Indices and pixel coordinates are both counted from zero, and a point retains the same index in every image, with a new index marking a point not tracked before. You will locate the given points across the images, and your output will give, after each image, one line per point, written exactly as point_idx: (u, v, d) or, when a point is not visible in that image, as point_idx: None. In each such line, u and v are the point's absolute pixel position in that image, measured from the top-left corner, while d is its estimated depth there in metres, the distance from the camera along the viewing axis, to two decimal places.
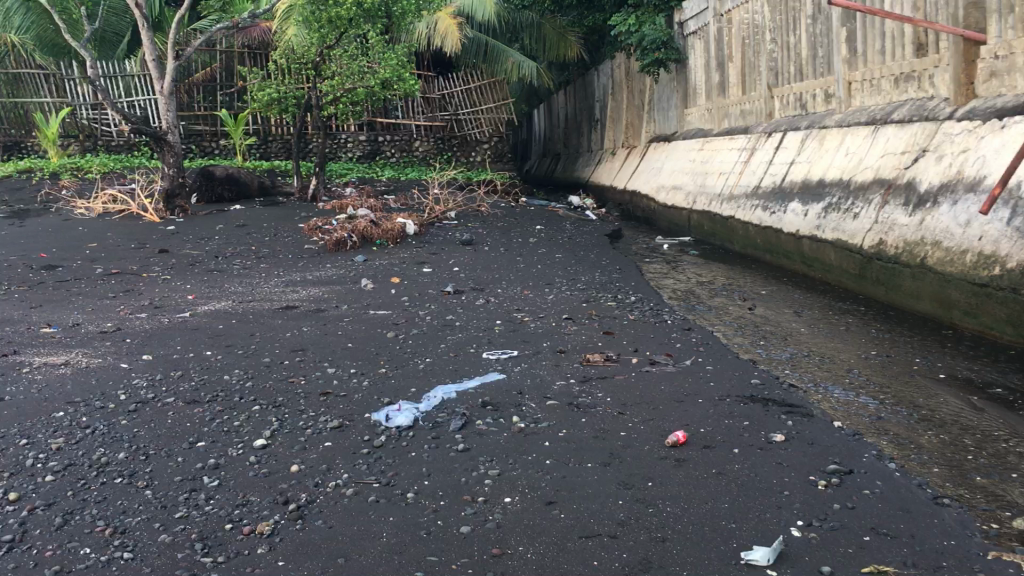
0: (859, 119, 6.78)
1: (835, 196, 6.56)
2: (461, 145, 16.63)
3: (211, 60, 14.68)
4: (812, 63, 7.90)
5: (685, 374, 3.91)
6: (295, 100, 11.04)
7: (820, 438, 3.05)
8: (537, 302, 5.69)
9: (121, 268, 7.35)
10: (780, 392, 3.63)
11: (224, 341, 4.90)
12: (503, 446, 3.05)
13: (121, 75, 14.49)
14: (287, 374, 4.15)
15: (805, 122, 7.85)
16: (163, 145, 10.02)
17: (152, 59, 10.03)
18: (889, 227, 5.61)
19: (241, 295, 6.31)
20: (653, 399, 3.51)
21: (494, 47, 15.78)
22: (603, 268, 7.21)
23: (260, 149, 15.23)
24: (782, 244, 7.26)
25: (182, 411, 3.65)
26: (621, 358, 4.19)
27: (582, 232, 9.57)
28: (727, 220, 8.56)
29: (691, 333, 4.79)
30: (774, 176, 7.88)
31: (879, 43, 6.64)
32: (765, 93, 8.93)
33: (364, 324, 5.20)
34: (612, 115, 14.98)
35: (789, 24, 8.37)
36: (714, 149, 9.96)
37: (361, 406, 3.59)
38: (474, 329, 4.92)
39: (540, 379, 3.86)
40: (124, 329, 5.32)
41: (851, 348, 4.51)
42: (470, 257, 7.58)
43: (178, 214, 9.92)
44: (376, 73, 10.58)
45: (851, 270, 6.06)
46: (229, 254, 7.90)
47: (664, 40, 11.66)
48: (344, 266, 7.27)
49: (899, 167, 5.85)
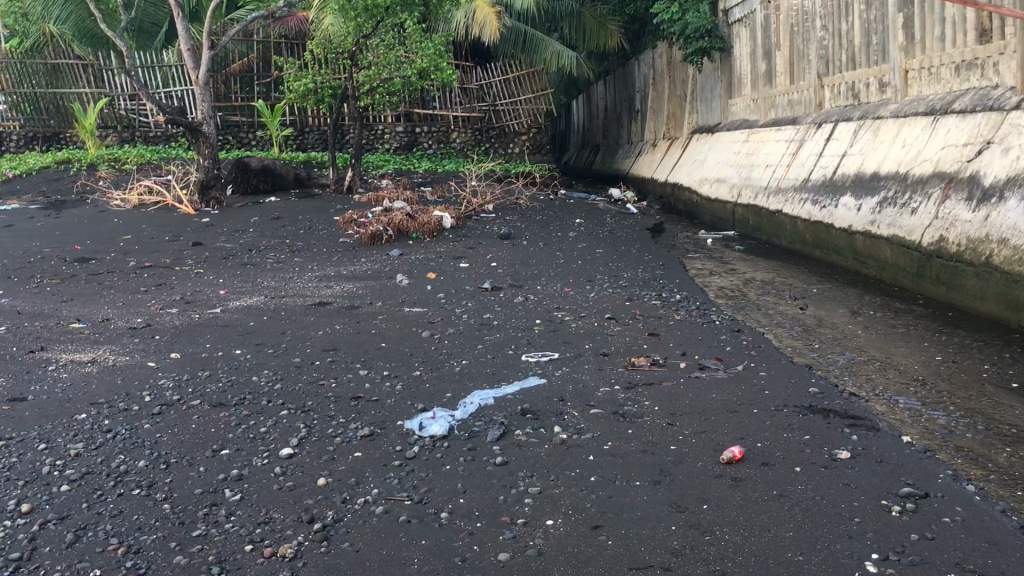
0: (917, 109, 6.46)
1: (890, 190, 6.26)
2: (499, 137, 16.40)
3: (248, 50, 14.65)
4: (865, 51, 7.58)
5: (736, 380, 3.67)
6: (329, 92, 10.82)
7: (889, 456, 2.79)
8: (578, 300, 5.48)
9: (154, 261, 7.25)
10: (841, 402, 3.38)
11: (255, 340, 4.74)
12: (543, 460, 2.83)
13: (158, 66, 14.61)
14: (318, 376, 3.97)
15: (857, 112, 7.54)
16: (198, 137, 9.94)
17: (188, 48, 9.90)
18: (951, 222, 5.31)
19: (274, 290, 6.16)
20: (704, 408, 3.28)
21: (533, 36, 15.41)
22: (646, 264, 6.97)
23: (297, 141, 15.16)
24: (833, 240, 6.97)
25: (207, 416, 3.49)
26: (668, 362, 3.96)
27: (622, 225, 9.32)
28: (774, 214, 8.26)
29: (742, 335, 4.54)
30: (824, 168, 7.58)
31: (938, 29, 6.33)
32: (815, 83, 8.62)
33: (398, 322, 5.02)
34: (653, 107, 14.69)
35: (841, 10, 8.06)
36: (759, 141, 9.66)
37: (394, 412, 3.40)
38: (513, 328, 4.71)
39: (583, 385, 3.64)
40: (154, 325, 5.18)
41: (914, 354, 4.24)
42: (507, 252, 7.38)
43: (212, 206, 9.75)
44: (413, 62, 10.48)
45: (908, 269, 5.77)
46: (263, 247, 7.78)
47: (708, 29, 11.37)
48: (379, 260, 7.11)
49: (962, 160, 5.54)
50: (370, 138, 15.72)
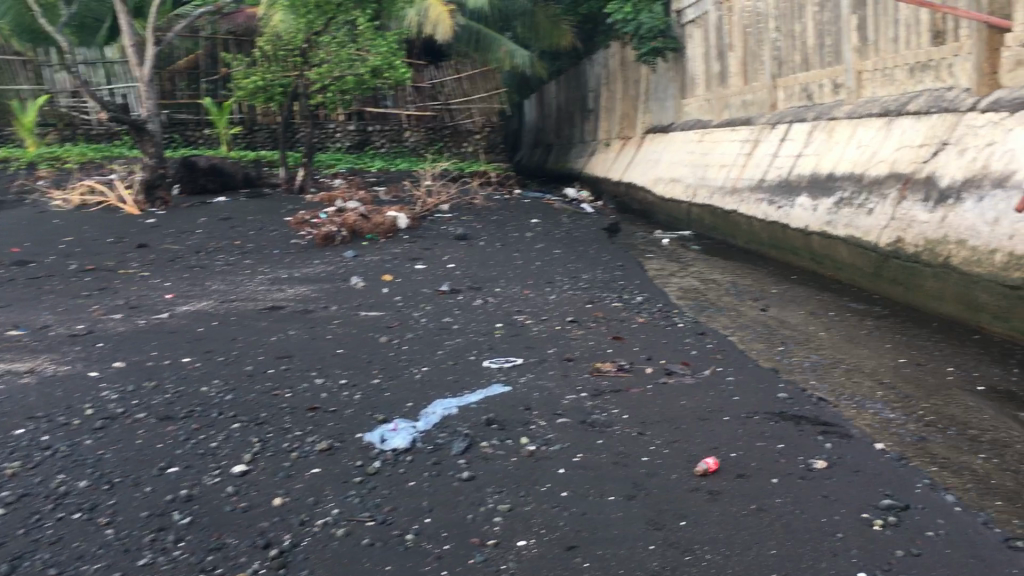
0: (872, 110, 6.46)
1: (846, 190, 6.24)
2: (452, 136, 16.23)
3: (194, 47, 14.26)
4: (818, 52, 7.58)
5: (703, 386, 3.59)
6: (281, 89, 10.51)
7: (864, 465, 2.73)
8: (539, 302, 5.37)
9: (96, 263, 6.99)
10: (812, 407, 3.31)
11: (205, 347, 4.56)
12: (511, 474, 2.72)
13: (101, 63, 14.29)
14: (272, 385, 3.81)
15: (812, 113, 7.54)
16: (143, 135, 9.64)
17: (132, 45, 9.59)
18: (908, 223, 5.28)
19: (224, 294, 5.96)
20: (673, 416, 3.19)
21: (487, 35, 15.41)
22: (605, 265, 6.89)
23: (246, 139, 14.84)
24: (789, 240, 6.95)
25: (154, 430, 3.32)
26: (634, 367, 3.87)
27: (579, 225, 9.23)
28: (730, 214, 8.24)
29: (706, 338, 4.47)
30: (780, 169, 7.58)
31: (892, 31, 6.34)
32: (768, 84, 8.61)
33: (354, 327, 4.86)
34: (606, 106, 14.66)
35: (794, 12, 8.07)
36: (713, 141, 9.64)
37: (353, 424, 3.26)
38: (473, 333, 4.59)
39: (549, 393, 3.53)
40: (96, 332, 4.96)
41: (878, 356, 4.21)
42: (464, 253, 7.24)
43: (158, 206, 9.53)
44: (367, 61, 10.40)
45: (866, 270, 5.76)
46: (212, 249, 7.55)
47: (661, 28, 11.29)
48: (333, 262, 6.93)
49: (917, 161, 5.53)
50: (321, 136, 15.49)
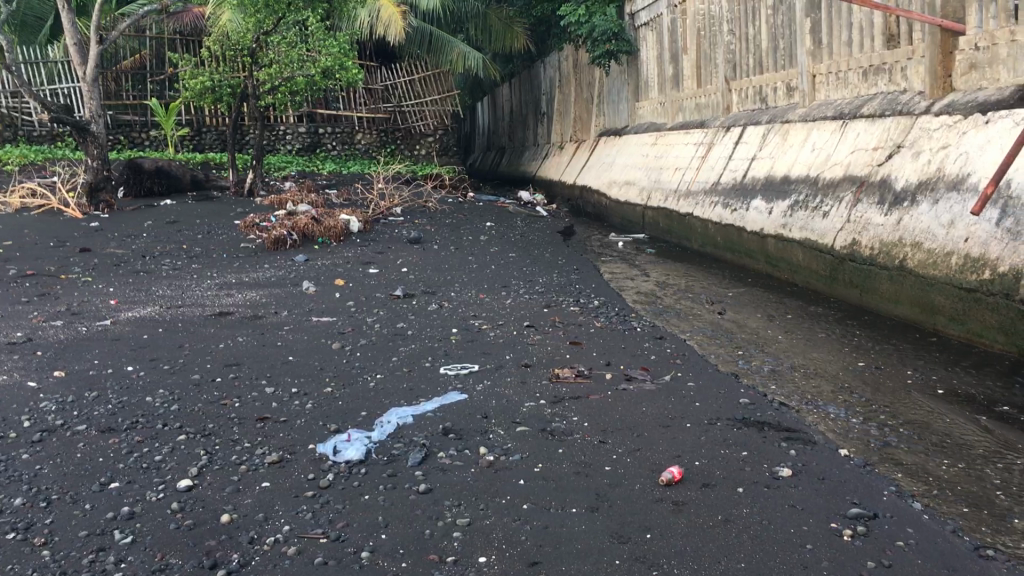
0: (826, 113, 6.49)
1: (801, 193, 6.26)
2: (405, 139, 16.07)
3: (140, 47, 14.01)
4: (772, 56, 7.61)
5: (664, 392, 3.53)
6: (229, 91, 10.37)
7: (830, 473, 2.68)
8: (494, 307, 5.28)
9: (37, 268, 6.74)
10: (774, 413, 3.27)
11: (149, 355, 4.39)
12: (470, 486, 2.63)
13: (42, 62, 13.67)
14: (219, 395, 3.66)
15: (766, 116, 7.56)
16: (86, 137, 9.34)
17: (74, 43, 9.30)
18: (863, 226, 5.30)
19: (170, 300, 5.78)
20: (635, 424, 3.12)
21: (439, 37, 15.34)
22: (560, 268, 6.83)
23: (193, 141, 14.55)
24: (744, 243, 6.95)
25: (94, 443, 3.16)
26: (593, 373, 3.80)
27: (533, 228, 9.16)
28: (684, 217, 8.24)
29: (665, 343, 4.42)
30: (734, 172, 7.58)
31: (845, 34, 6.37)
32: (722, 86, 8.64)
33: (306, 333, 4.73)
34: (559, 109, 14.64)
35: (747, 15, 8.09)
36: (668, 144, 9.64)
37: (304, 435, 3.14)
38: (428, 339, 4.49)
39: (507, 400, 3.44)
40: (35, 340, 4.76)
41: (837, 360, 4.19)
42: (418, 257, 7.14)
43: (102, 209, 9.22)
44: (316, 61, 10.14)
45: (821, 272, 5.76)
46: (158, 253, 7.35)
47: (615, 31, 11.26)
48: (283, 266, 6.77)
49: (872, 164, 5.56)
50: (271, 138, 15.04)
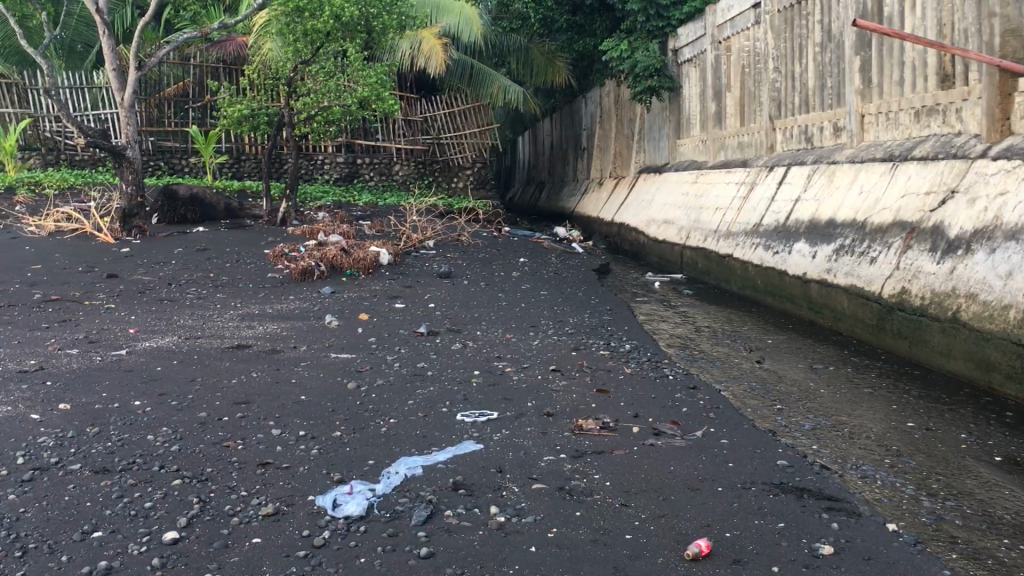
0: (875, 155, 6.22)
1: (848, 237, 5.98)
2: (443, 171, 15.99)
3: (183, 75, 14.10)
4: (819, 94, 7.37)
5: (694, 449, 3.28)
6: (266, 118, 10.34)
7: (877, 552, 2.42)
8: (520, 348, 5.06)
9: (62, 293, 6.67)
10: (814, 478, 3.00)
11: (159, 388, 4.22)
12: (477, 552, 2.41)
13: (86, 88, 13.80)
14: (223, 436, 3.47)
15: (811, 157, 7.31)
16: (122, 162, 9.32)
17: (113, 69, 9.28)
18: (913, 274, 5.02)
19: (189, 330, 5.64)
20: (661, 485, 2.87)
21: (480, 70, 15.32)
22: (593, 308, 6.60)
23: (232, 169, 14.58)
24: (786, 288, 6.66)
25: (84, 485, 2.98)
26: (619, 425, 3.55)
27: (567, 266, 8.95)
28: (724, 259, 7.97)
29: (698, 394, 4.16)
30: (777, 214, 7.32)
31: (897, 73, 6.13)
32: (766, 125, 8.39)
33: (322, 370, 4.54)
34: (599, 145, 14.47)
35: (794, 52, 7.85)
36: (708, 183, 9.40)
37: (304, 484, 2.94)
38: (449, 381, 4.28)
39: (525, 453, 3.21)
40: (47, 369, 4.62)
41: (883, 419, 3.90)
42: (447, 292, 6.96)
43: (136, 235, 9.20)
44: (354, 91, 9.93)
45: (867, 321, 5.47)
46: (185, 281, 7.24)
47: (657, 67, 11.10)
48: (309, 298, 6.63)
49: (924, 210, 5.27)
50: (309, 168, 15.16)
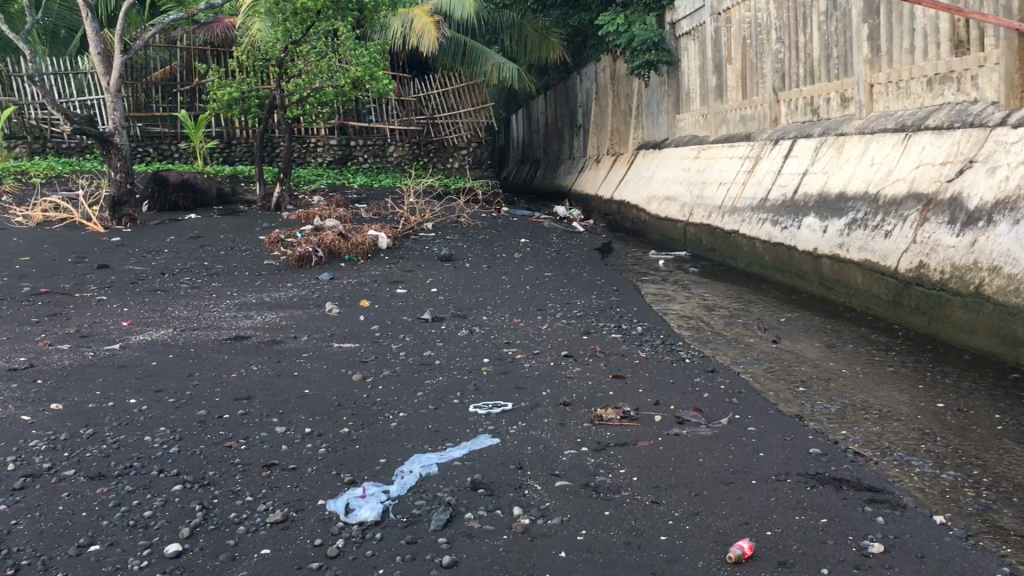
0: (886, 125, 6.03)
1: (860, 210, 5.81)
2: (438, 152, 15.78)
3: (170, 58, 13.83)
4: (824, 65, 7.18)
5: (722, 438, 3.11)
6: (256, 100, 10.16)
7: (929, 548, 2.26)
8: (529, 334, 4.88)
9: (52, 286, 6.48)
10: (851, 467, 2.84)
11: (156, 385, 4.05)
12: (503, 559, 2.25)
13: (72, 73, 13.53)
14: (225, 436, 3.30)
15: (818, 128, 7.12)
16: (110, 148, 9.08)
17: (98, 52, 9.01)
18: (932, 247, 4.85)
19: (185, 321, 5.46)
20: (692, 479, 2.72)
21: (472, 47, 15.00)
22: (599, 289, 6.43)
23: (223, 154, 14.34)
24: (797, 264, 6.50)
25: (79, 493, 2.81)
26: (640, 415, 3.39)
27: (569, 245, 8.77)
28: (729, 235, 7.80)
29: (718, 378, 4.00)
30: (784, 187, 7.15)
31: (907, 40, 5.93)
32: (769, 97, 8.19)
33: (325, 361, 4.37)
34: (595, 122, 14.25)
35: (798, 22, 7.64)
36: (710, 158, 9.21)
37: (312, 487, 2.77)
38: (457, 370, 4.11)
39: (545, 447, 3.05)
40: (37, 366, 4.44)
41: (912, 400, 3.75)
42: (449, 276, 6.78)
43: (126, 223, 8.99)
44: (347, 71, 9.75)
45: (883, 297, 5.31)
46: (178, 271, 7.05)
47: (655, 41, 10.87)
48: (308, 285, 6.45)
49: (940, 180, 5.10)
50: (302, 150, 14.91)
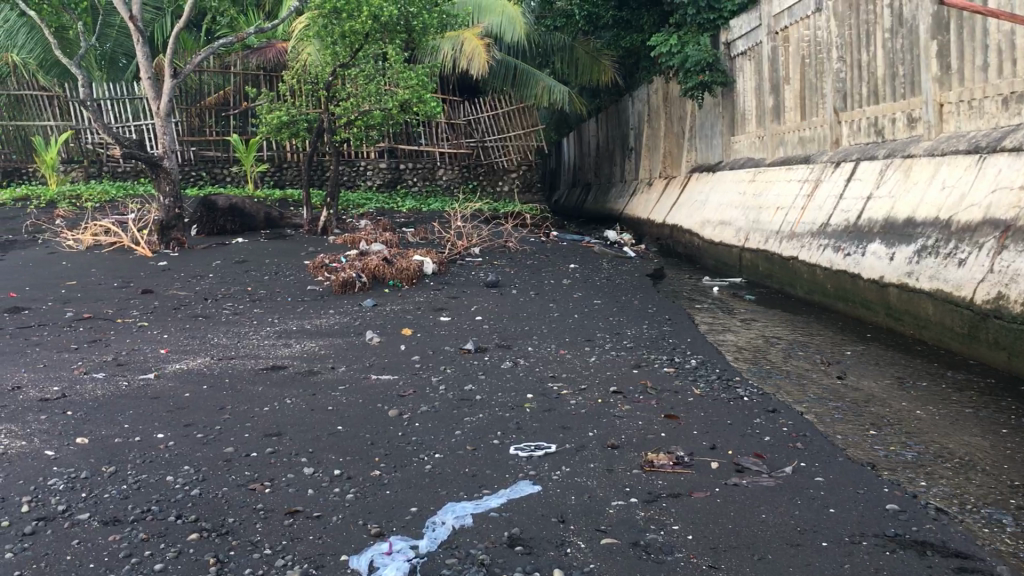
0: (958, 146, 5.67)
1: (930, 237, 5.47)
2: (488, 175, 15.63)
3: (224, 83, 13.91)
4: (890, 83, 6.85)
5: (786, 490, 2.83)
6: (306, 124, 9.96)
7: None
8: (576, 367, 4.63)
9: (95, 311, 6.40)
10: (933, 527, 2.55)
11: (185, 419, 3.87)
12: None
13: (128, 99, 13.63)
14: (249, 477, 3.10)
15: (883, 150, 6.77)
16: (159, 172, 9.03)
17: (150, 78, 8.99)
18: (1012, 277, 4.49)
19: (224, 349, 5.31)
20: (754, 539, 2.46)
21: (524, 70, 14.92)
22: (651, 318, 6.15)
23: (274, 177, 14.38)
24: (861, 293, 6.15)
25: (90, 541, 2.62)
26: (695, 461, 3.12)
27: (619, 271, 8.50)
28: (788, 261, 7.46)
29: (779, 418, 3.71)
30: (846, 212, 6.81)
31: (980, 57, 5.59)
32: (830, 118, 7.85)
33: (361, 395, 4.16)
34: (648, 145, 13.98)
35: (861, 39, 7.32)
36: (767, 181, 8.88)
37: (337, 539, 2.55)
38: (498, 407, 3.87)
39: (592, 496, 2.80)
40: (70, 397, 4.29)
41: (997, 446, 3.41)
42: (495, 303, 6.57)
43: (173, 248, 8.95)
44: (395, 95, 9.63)
45: (957, 330, 4.95)
46: (221, 296, 6.93)
47: (709, 62, 10.60)
48: (350, 312, 6.28)
49: (1019, 206, 4.74)
50: (351, 174, 14.91)
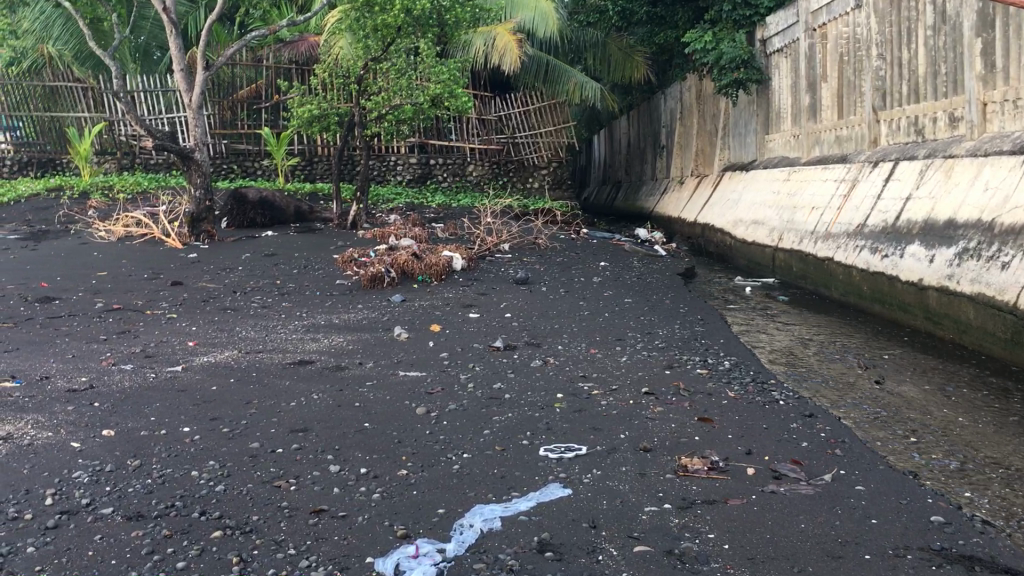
0: (1002, 146, 5.52)
1: (972, 239, 5.32)
2: (518, 171, 15.55)
3: (256, 76, 14.00)
4: (931, 81, 6.70)
5: (826, 498, 2.74)
6: (337, 118, 9.93)
7: None
8: (607, 366, 4.54)
9: (125, 302, 6.41)
10: (981, 540, 2.44)
11: (211, 413, 3.83)
12: None
13: (161, 91, 13.71)
14: (274, 474, 3.05)
15: (923, 149, 6.62)
16: (190, 164, 9.03)
17: (182, 68, 8.98)
18: None
19: (251, 342, 5.28)
20: (793, 550, 2.37)
21: (555, 66, 14.79)
22: (683, 318, 6.05)
23: (305, 171, 14.41)
24: (899, 295, 6.01)
25: (112, 536, 2.58)
26: (730, 466, 3.03)
27: (650, 270, 8.39)
28: (823, 262, 7.33)
29: (817, 423, 3.60)
30: (885, 213, 6.65)
31: None
32: (868, 117, 7.69)
33: (390, 391, 4.10)
34: (679, 143, 13.84)
35: (902, 36, 7.17)
36: (802, 180, 8.73)
37: (361, 540, 2.49)
38: (528, 406, 3.80)
39: (624, 501, 2.72)
40: (97, 388, 4.27)
41: None
42: (525, 300, 6.50)
43: (203, 240, 8.97)
44: (426, 89, 9.58)
45: (1000, 335, 4.81)
46: (250, 289, 6.91)
47: (744, 59, 10.46)
48: (378, 307, 6.22)
49: None
50: (382, 169, 14.89)
